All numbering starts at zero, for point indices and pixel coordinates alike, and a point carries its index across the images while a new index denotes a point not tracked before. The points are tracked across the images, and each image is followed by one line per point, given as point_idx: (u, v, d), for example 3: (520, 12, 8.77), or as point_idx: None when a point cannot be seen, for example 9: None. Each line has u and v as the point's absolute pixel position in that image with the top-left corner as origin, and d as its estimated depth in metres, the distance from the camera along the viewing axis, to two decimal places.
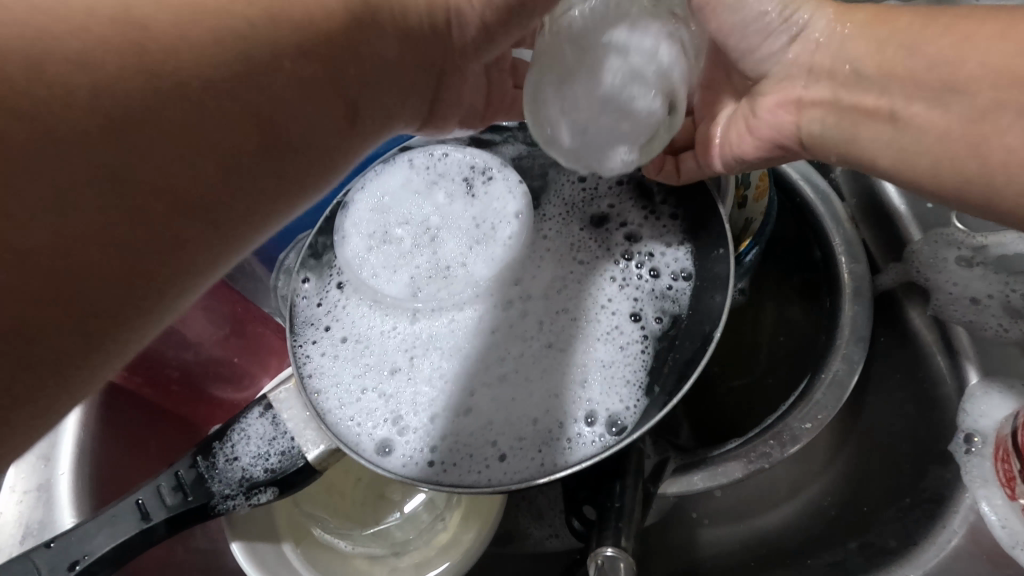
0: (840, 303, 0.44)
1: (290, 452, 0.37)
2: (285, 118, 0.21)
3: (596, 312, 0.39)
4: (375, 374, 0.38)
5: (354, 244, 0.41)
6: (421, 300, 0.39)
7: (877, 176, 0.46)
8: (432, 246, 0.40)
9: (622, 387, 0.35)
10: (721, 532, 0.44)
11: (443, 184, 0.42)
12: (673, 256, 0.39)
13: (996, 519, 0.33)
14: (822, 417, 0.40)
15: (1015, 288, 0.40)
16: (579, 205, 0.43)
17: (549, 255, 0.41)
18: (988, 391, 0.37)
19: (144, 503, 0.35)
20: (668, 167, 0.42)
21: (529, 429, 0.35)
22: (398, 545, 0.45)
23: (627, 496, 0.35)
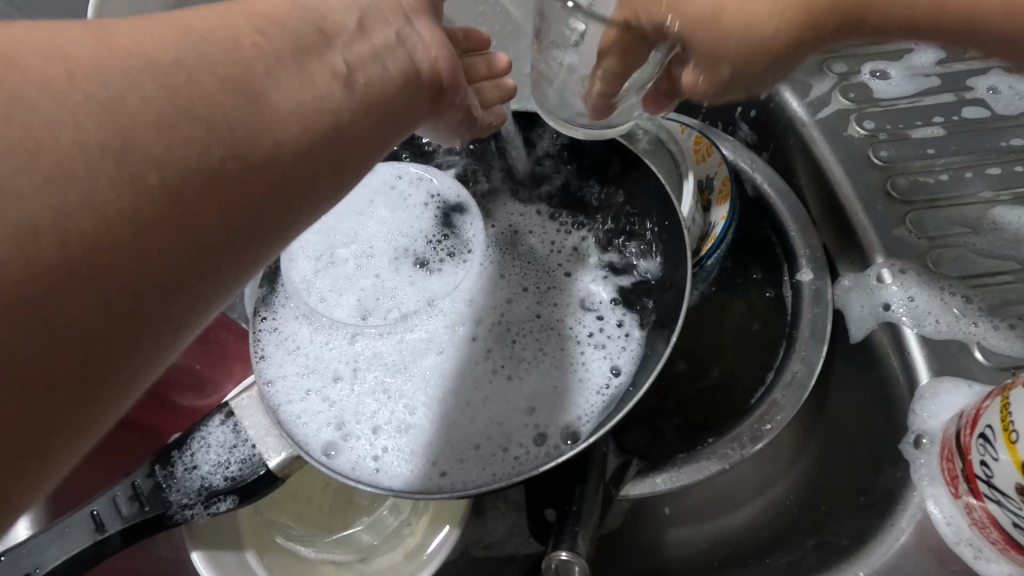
0: (801, 307, 0.45)
1: (250, 460, 0.37)
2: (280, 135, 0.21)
3: (552, 331, 0.41)
4: (318, 380, 0.39)
5: (300, 267, 0.42)
6: (369, 322, 0.40)
7: (834, 178, 0.47)
8: (377, 265, 0.42)
9: (569, 396, 0.38)
10: (686, 532, 0.45)
11: (380, 199, 0.45)
12: (623, 276, 0.42)
13: (942, 516, 0.34)
14: (781, 418, 0.41)
15: (952, 290, 0.41)
16: (537, 238, 0.45)
17: (502, 277, 0.43)
18: (937, 391, 0.38)
19: (99, 514, 0.35)
20: (627, 189, 0.44)
21: (473, 450, 0.36)
22: (365, 551, 0.45)
23: (587, 499, 0.36)
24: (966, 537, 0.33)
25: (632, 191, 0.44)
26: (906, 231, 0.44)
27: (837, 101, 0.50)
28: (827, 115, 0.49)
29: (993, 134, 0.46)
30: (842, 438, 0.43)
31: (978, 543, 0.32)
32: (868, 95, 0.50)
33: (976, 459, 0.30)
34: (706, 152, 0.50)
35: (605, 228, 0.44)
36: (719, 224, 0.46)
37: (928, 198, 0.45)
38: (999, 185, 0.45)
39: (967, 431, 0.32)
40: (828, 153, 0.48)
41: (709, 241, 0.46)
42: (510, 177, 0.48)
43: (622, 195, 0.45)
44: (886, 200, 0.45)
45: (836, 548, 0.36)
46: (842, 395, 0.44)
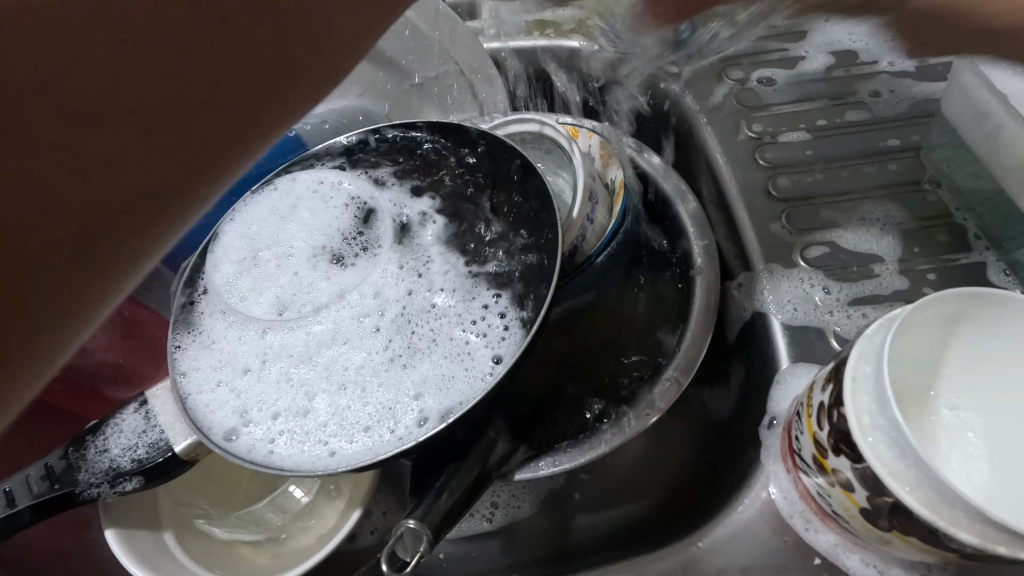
0: (692, 300, 0.47)
1: (156, 444, 0.41)
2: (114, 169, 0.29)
3: (447, 321, 0.43)
4: (229, 372, 0.42)
5: (224, 270, 0.47)
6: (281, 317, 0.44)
7: (722, 177, 0.50)
8: (295, 265, 0.46)
9: (454, 379, 0.41)
10: (591, 517, 0.49)
11: (302, 205, 0.49)
12: (514, 266, 0.45)
13: (779, 492, 0.36)
14: (660, 407, 0.44)
15: (813, 282, 0.44)
16: (442, 232, 0.48)
17: (406, 268, 0.46)
18: (790, 375, 0.40)
19: (12, 491, 0.38)
20: (522, 189, 0.48)
21: (361, 432, 0.39)
22: (275, 532, 0.48)
23: (455, 477, 0.38)
24: (797, 510, 0.35)
25: (528, 192, 0.47)
26: (783, 226, 0.46)
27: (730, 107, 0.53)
28: (720, 121, 0.53)
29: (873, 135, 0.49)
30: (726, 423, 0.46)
31: (807, 515, 0.34)
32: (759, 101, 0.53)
33: (794, 435, 0.33)
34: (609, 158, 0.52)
35: (503, 223, 0.47)
36: (611, 224, 0.49)
37: (805, 195, 0.47)
38: (874, 182, 0.47)
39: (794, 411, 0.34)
40: (717, 154, 0.51)
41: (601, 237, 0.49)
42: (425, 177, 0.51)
43: (518, 195, 0.48)
44: (766, 198, 0.48)
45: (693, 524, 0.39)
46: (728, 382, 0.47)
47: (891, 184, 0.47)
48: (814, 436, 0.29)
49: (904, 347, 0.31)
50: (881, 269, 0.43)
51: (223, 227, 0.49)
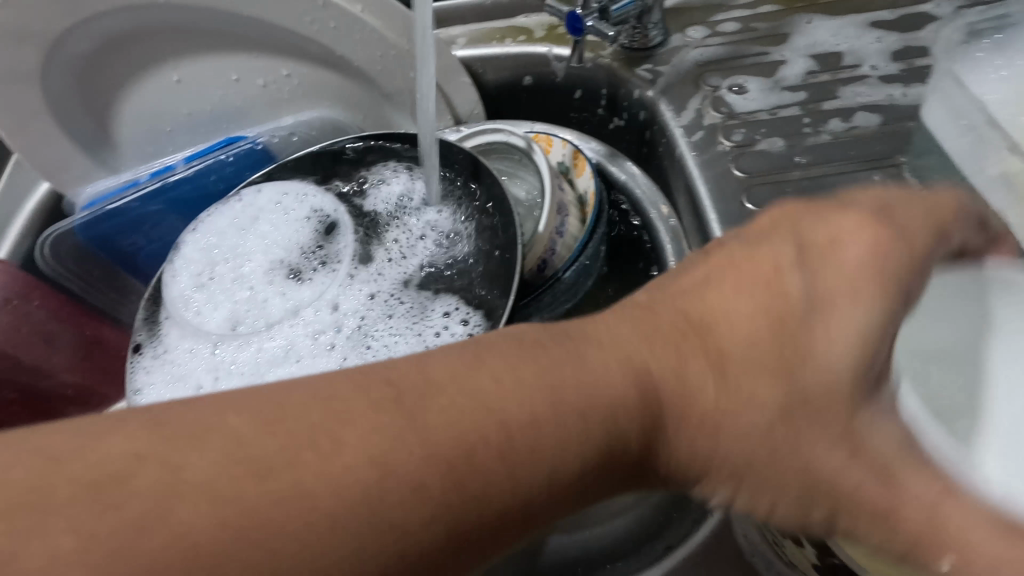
0: None
1: None
2: None
3: (405, 340, 0.42)
4: (181, 388, 0.41)
5: (181, 284, 0.45)
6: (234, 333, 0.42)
7: (696, 188, 0.49)
8: (252, 279, 0.45)
9: None
10: (563, 539, 0.46)
11: (263, 217, 0.48)
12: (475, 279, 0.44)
13: None
14: None
15: None
16: (406, 245, 0.47)
17: (365, 282, 0.44)
18: None
19: None
20: (488, 202, 0.47)
21: None
22: None
23: None
24: None
25: (497, 203, 0.46)
26: None
27: (707, 116, 0.52)
28: (696, 128, 0.51)
29: (849, 146, 0.48)
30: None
31: None
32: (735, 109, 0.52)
33: None
34: (583, 168, 0.52)
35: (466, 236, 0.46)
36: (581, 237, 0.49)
37: (781, 210, 0.46)
38: (850, 195, 0.46)
39: None
40: (693, 165, 0.50)
41: (569, 253, 0.48)
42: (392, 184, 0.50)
43: (485, 207, 0.47)
44: (745, 215, 0.46)
45: None
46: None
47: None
48: None
49: (923, 341, 0.29)
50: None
51: (184, 237, 0.48)
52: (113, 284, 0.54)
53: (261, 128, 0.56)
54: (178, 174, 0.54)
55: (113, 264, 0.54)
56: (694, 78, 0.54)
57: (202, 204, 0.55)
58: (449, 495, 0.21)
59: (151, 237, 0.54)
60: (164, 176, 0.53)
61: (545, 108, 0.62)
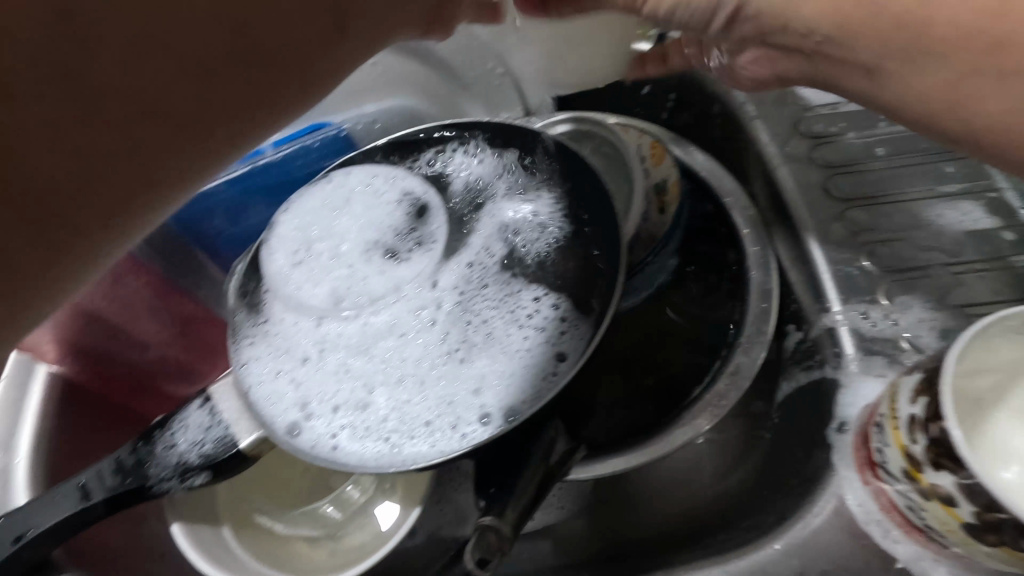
0: (749, 301, 0.48)
1: (223, 439, 0.41)
2: (175, 95, 0.27)
3: (507, 317, 0.43)
4: (288, 362, 0.42)
5: (281, 264, 0.46)
6: (339, 308, 0.43)
7: (778, 175, 0.50)
8: (351, 256, 0.46)
9: (514, 378, 0.40)
10: (644, 515, 0.50)
11: (355, 198, 0.49)
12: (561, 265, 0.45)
13: (855, 499, 0.36)
14: (724, 404, 0.45)
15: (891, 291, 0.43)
16: (498, 224, 0.47)
17: (463, 262, 0.45)
18: (860, 381, 0.40)
19: (86, 485, 0.38)
20: (580, 188, 0.48)
21: (422, 427, 0.39)
22: (334, 529, 0.48)
23: (525, 478, 0.40)
24: (875, 518, 0.35)
25: (585, 192, 0.48)
26: (846, 226, 0.46)
27: (785, 107, 0.52)
28: (774, 120, 0.52)
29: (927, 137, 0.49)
30: (799, 429, 0.45)
31: (886, 525, 0.34)
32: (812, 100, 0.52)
33: (875, 446, 0.32)
34: (660, 156, 0.52)
35: (558, 217, 0.47)
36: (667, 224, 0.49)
37: (867, 196, 0.47)
38: (930, 185, 0.47)
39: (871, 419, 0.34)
40: (773, 151, 0.51)
41: (658, 240, 0.49)
42: (479, 169, 0.51)
43: (577, 192, 0.48)
44: (831, 200, 0.47)
45: (762, 524, 0.39)
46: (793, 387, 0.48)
47: (944, 187, 0.47)
48: (905, 450, 0.29)
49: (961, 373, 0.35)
50: (945, 274, 0.43)
51: (279, 219, 0.49)
52: (197, 272, 0.52)
53: (345, 116, 0.57)
54: (266, 159, 0.53)
55: (193, 246, 0.52)
56: None
57: (286, 189, 0.54)
58: (289, 76, 0.30)
59: (233, 220, 0.54)
60: (252, 161, 0.53)
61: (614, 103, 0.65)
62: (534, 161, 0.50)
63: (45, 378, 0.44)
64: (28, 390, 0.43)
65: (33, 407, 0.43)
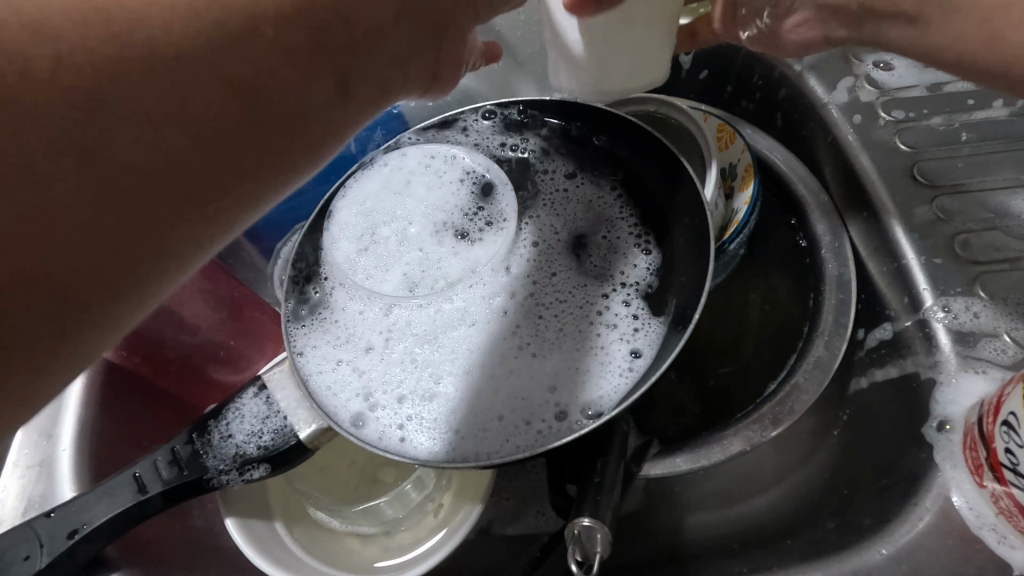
0: (824, 293, 0.45)
1: (282, 430, 0.39)
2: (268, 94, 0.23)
3: (583, 308, 0.41)
4: (351, 350, 0.40)
5: (342, 246, 0.44)
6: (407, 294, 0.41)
7: (856, 158, 0.47)
8: (419, 240, 0.43)
9: (592, 372, 0.38)
10: (707, 516, 0.44)
11: (416, 178, 0.46)
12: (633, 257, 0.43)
13: (964, 502, 0.33)
14: (802, 402, 0.42)
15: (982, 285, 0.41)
16: (567, 211, 0.45)
17: (534, 250, 0.44)
18: (957, 379, 0.38)
19: (141, 476, 0.36)
20: (654, 167, 0.45)
21: (496, 421, 0.36)
22: (388, 525, 0.46)
23: (608, 473, 0.37)
24: (989, 522, 0.33)
25: (658, 172, 0.45)
26: (935, 214, 0.43)
27: (861, 92, 0.49)
28: (852, 106, 0.49)
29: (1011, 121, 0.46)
30: (882, 426, 0.42)
31: (1002, 530, 0.32)
32: (884, 86, 0.49)
33: (1001, 446, 0.30)
34: (729, 139, 0.50)
35: (631, 206, 0.45)
36: (742, 210, 0.47)
37: (956, 182, 0.44)
38: (1015, 172, 0.44)
39: (989, 418, 0.32)
40: (849, 134, 0.48)
41: (733, 226, 0.46)
42: (544, 152, 0.49)
43: (650, 172, 0.45)
44: (915, 187, 0.45)
45: (856, 527, 0.37)
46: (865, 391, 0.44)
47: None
48: None
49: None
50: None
51: (336, 199, 0.46)
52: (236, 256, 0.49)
53: None
54: None
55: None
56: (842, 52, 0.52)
57: (337, 169, 0.52)
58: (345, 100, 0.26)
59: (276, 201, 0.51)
60: None
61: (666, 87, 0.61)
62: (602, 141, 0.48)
63: None
64: None
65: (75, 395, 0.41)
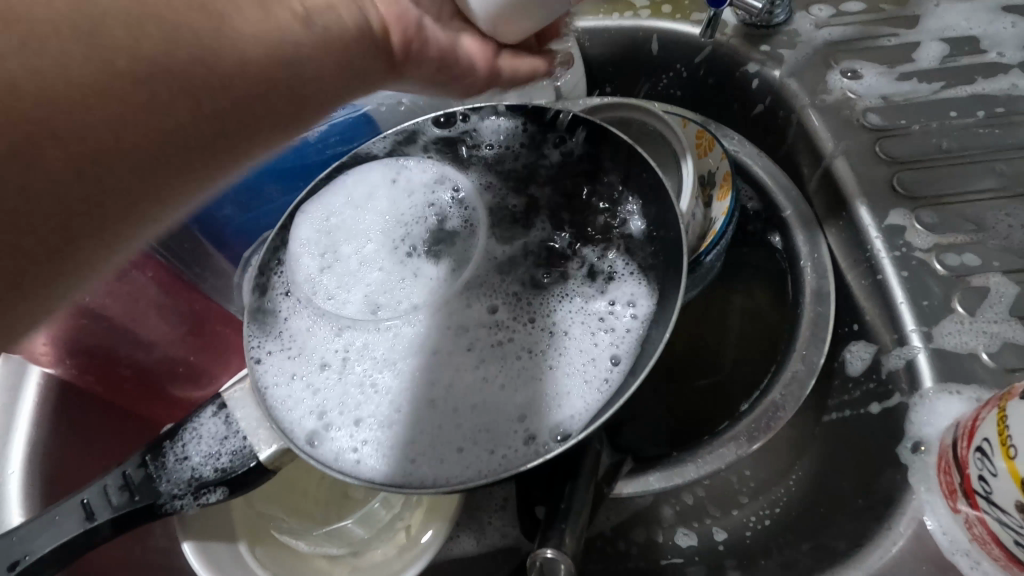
0: (802, 305, 0.44)
1: (240, 451, 0.37)
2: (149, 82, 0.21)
3: (552, 329, 0.39)
4: (306, 366, 0.38)
5: (306, 265, 0.42)
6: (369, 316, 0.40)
7: (836, 167, 0.46)
8: (381, 260, 0.42)
9: (564, 392, 0.36)
10: (683, 533, 0.43)
11: (383, 194, 0.45)
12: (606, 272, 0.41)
13: (938, 526, 0.33)
14: (779, 419, 0.40)
15: (963, 303, 0.40)
16: (537, 226, 0.44)
17: (503, 278, 0.42)
18: (933, 399, 0.37)
19: (90, 503, 0.35)
20: (628, 180, 0.44)
21: (452, 452, 0.35)
22: (356, 545, 0.45)
23: (576, 497, 0.36)
24: (963, 548, 0.32)
25: (633, 183, 0.43)
26: (914, 228, 0.42)
27: (844, 100, 0.48)
28: (833, 116, 0.48)
29: (994, 131, 0.45)
30: (860, 443, 0.41)
31: (976, 555, 0.32)
32: (864, 95, 0.48)
33: (974, 473, 0.29)
34: (708, 146, 0.49)
35: (607, 220, 0.43)
36: (719, 220, 0.45)
37: (935, 193, 0.44)
38: (998, 183, 0.43)
39: (964, 443, 0.31)
40: (830, 143, 0.47)
41: (709, 236, 0.45)
42: (518, 162, 0.47)
43: (625, 183, 0.44)
44: (896, 198, 0.44)
45: (831, 552, 0.36)
46: (842, 408, 0.43)
47: (1010, 187, 0.43)
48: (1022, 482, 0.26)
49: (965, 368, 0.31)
50: (1010, 284, 0.40)
51: (304, 211, 0.44)
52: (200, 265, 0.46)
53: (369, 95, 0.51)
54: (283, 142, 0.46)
55: (196, 233, 0.45)
56: (825, 59, 0.50)
57: (304, 176, 0.48)
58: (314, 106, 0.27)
59: (246, 206, 0.47)
60: None
61: (636, 84, 0.59)
62: (577, 151, 0.46)
63: (38, 376, 0.41)
64: (21, 387, 0.40)
65: (26, 415, 0.39)
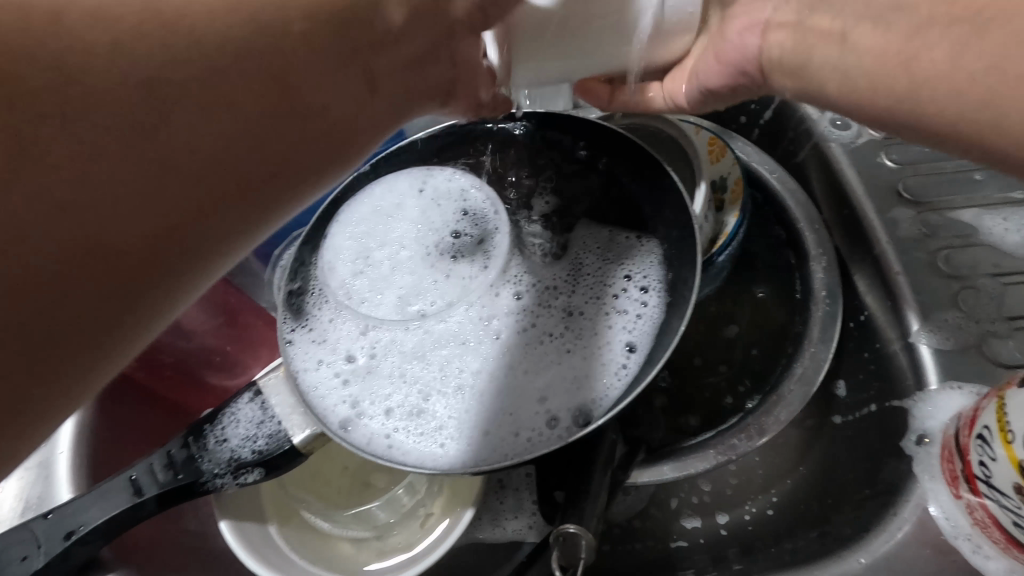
0: (813, 303, 0.46)
1: (276, 435, 0.39)
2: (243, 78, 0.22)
3: (573, 325, 0.41)
4: (338, 360, 0.41)
5: (339, 271, 0.45)
6: (400, 316, 0.42)
7: (843, 172, 0.48)
8: (412, 263, 0.44)
9: (585, 380, 0.38)
10: (695, 521, 0.45)
11: (410, 203, 0.47)
12: (626, 268, 0.43)
13: (941, 513, 0.34)
14: (789, 412, 0.42)
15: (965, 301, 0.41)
16: (554, 229, 0.46)
17: (526, 275, 0.44)
18: (937, 394, 0.38)
19: (137, 479, 0.37)
20: (644, 180, 0.46)
21: (482, 436, 0.37)
22: (381, 529, 0.46)
23: (595, 481, 0.37)
24: (965, 533, 0.33)
25: (646, 190, 0.46)
26: (918, 231, 0.44)
27: None
28: (840, 125, 0.50)
29: None
30: (867, 436, 0.42)
31: (977, 540, 0.33)
32: None
33: (974, 460, 0.31)
34: (720, 153, 0.51)
35: (623, 220, 0.46)
36: (730, 223, 0.48)
37: (938, 198, 0.45)
38: (997, 190, 0.45)
39: (966, 431, 0.32)
40: (838, 149, 0.49)
41: (721, 238, 0.47)
42: (537, 168, 0.49)
43: (642, 186, 0.46)
44: (901, 202, 0.46)
45: (839, 537, 0.38)
46: (851, 406, 0.44)
47: (1010, 194, 0.45)
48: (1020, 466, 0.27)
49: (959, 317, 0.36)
50: (1005, 285, 0.41)
51: (335, 219, 0.47)
52: None
53: None
54: None
55: None
56: None
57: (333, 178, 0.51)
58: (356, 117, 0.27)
59: None
60: None
61: None
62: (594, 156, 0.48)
63: None
64: None
65: None
